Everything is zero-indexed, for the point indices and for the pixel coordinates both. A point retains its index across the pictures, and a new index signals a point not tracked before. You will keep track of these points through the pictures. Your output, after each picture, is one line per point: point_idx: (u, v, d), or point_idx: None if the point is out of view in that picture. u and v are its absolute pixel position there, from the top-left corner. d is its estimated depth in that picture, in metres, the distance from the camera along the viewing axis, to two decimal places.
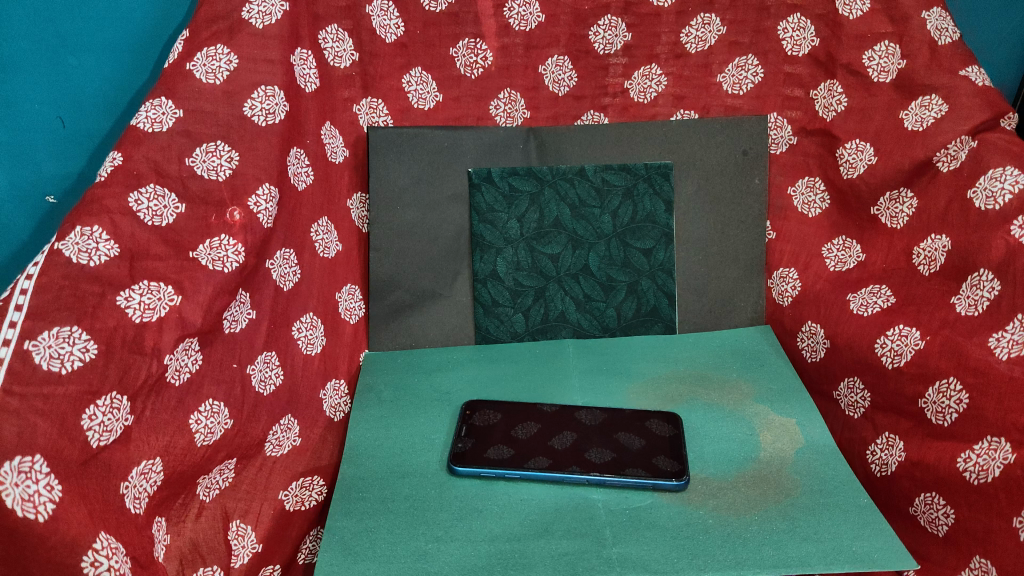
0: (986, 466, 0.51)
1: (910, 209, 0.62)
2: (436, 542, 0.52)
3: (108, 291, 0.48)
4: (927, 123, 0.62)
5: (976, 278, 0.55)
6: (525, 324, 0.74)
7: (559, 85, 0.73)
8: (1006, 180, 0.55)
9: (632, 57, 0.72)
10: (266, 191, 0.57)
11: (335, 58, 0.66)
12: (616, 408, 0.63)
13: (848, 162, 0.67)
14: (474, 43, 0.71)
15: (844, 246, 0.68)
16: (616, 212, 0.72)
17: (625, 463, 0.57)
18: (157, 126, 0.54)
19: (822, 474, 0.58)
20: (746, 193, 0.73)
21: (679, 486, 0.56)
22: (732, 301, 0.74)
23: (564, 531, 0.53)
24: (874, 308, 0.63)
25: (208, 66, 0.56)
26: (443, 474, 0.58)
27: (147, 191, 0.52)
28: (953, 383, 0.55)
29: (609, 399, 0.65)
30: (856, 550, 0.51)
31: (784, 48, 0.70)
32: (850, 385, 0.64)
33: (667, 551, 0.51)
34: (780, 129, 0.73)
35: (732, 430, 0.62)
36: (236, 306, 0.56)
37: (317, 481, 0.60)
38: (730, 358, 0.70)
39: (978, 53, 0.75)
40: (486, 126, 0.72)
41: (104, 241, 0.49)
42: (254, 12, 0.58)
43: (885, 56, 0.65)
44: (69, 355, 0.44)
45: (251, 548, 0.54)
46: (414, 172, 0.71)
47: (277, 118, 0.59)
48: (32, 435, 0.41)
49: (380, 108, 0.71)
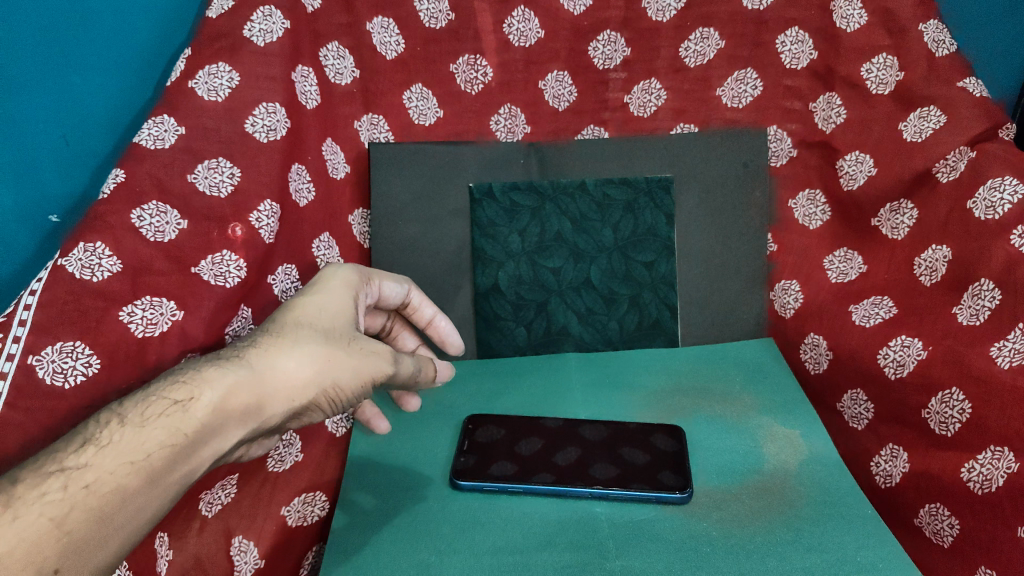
0: (990, 475, 0.51)
1: (910, 220, 0.62)
2: (438, 555, 0.52)
3: (111, 306, 0.48)
4: (926, 134, 0.62)
5: (977, 288, 0.55)
6: (527, 338, 0.73)
7: (559, 100, 0.74)
8: (1005, 190, 0.55)
9: (632, 72, 0.73)
10: (267, 207, 0.58)
11: (336, 75, 0.66)
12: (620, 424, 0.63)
13: (849, 173, 0.68)
14: (474, 59, 0.71)
15: (845, 258, 0.68)
16: (617, 226, 0.72)
17: (628, 477, 0.57)
18: (159, 144, 0.54)
19: (826, 484, 0.57)
20: (747, 205, 0.73)
21: (684, 499, 0.55)
22: (734, 314, 0.74)
23: (566, 544, 0.53)
24: (876, 319, 0.63)
25: (210, 84, 0.57)
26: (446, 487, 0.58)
27: (149, 207, 0.52)
28: (955, 393, 0.55)
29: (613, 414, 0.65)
30: (861, 561, 0.51)
31: (783, 61, 0.71)
32: (853, 398, 0.64)
33: (670, 564, 0.51)
34: (780, 142, 0.73)
35: (737, 443, 0.62)
36: (238, 322, 0.56)
37: (320, 496, 0.60)
38: (734, 369, 0.70)
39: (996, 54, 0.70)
40: (487, 141, 0.73)
41: (107, 257, 0.49)
42: (256, 30, 0.58)
43: (884, 68, 0.65)
44: (71, 370, 0.45)
45: (253, 563, 0.54)
46: (415, 187, 0.71)
47: (278, 135, 0.59)
48: (34, 448, 0.44)
49: (381, 124, 0.71)
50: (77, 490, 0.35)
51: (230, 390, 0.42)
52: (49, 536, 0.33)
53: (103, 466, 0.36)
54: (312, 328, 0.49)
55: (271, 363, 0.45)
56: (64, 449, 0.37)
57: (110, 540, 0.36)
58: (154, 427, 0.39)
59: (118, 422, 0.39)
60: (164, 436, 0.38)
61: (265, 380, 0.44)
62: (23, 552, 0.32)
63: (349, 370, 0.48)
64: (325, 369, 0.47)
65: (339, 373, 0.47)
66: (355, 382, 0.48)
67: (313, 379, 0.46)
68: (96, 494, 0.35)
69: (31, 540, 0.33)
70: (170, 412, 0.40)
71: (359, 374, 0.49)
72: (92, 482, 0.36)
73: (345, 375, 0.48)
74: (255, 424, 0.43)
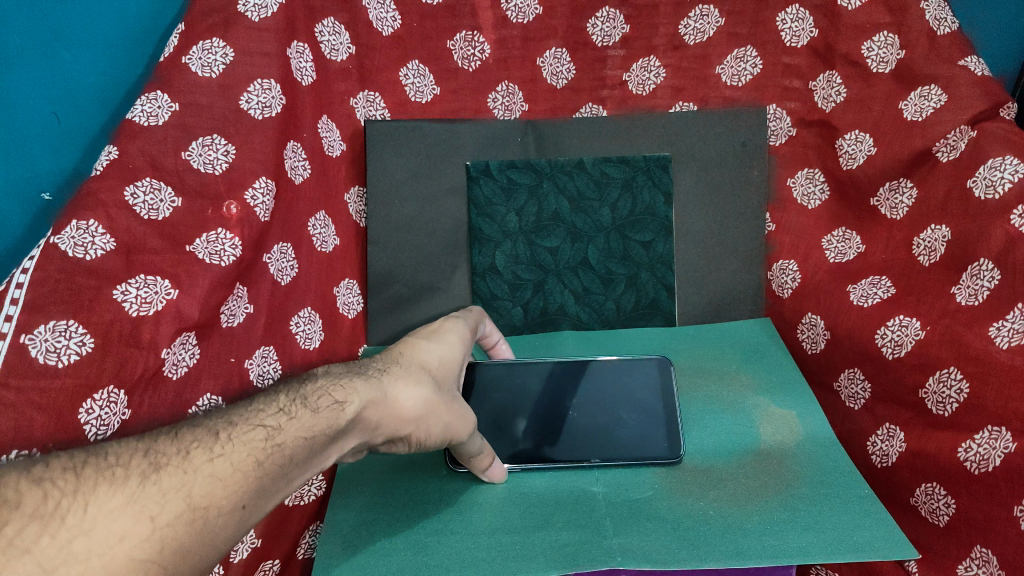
0: (987, 455, 0.51)
1: (909, 199, 0.62)
2: (437, 535, 0.53)
3: (105, 285, 0.48)
4: (926, 113, 0.62)
5: (976, 268, 0.55)
6: (524, 318, 0.72)
7: (558, 78, 0.73)
8: (1006, 169, 0.54)
9: (630, 49, 0.72)
10: (263, 183, 0.57)
11: (332, 51, 0.65)
12: (608, 376, 0.62)
13: (848, 153, 0.67)
14: (471, 36, 0.71)
15: (844, 238, 0.67)
16: (615, 205, 0.72)
17: (622, 444, 0.58)
18: (152, 120, 0.54)
19: (823, 465, 0.57)
20: (746, 184, 0.72)
21: (672, 462, 0.58)
22: (733, 294, 0.73)
23: (564, 523, 0.54)
24: (874, 299, 0.62)
25: (204, 60, 0.56)
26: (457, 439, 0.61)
27: (143, 184, 0.52)
28: (952, 372, 0.55)
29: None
30: (858, 540, 0.51)
31: (783, 39, 0.70)
32: (850, 377, 0.64)
33: (668, 543, 0.52)
34: (780, 120, 0.72)
35: (732, 423, 0.62)
36: (233, 300, 0.55)
37: (316, 476, 0.60)
38: (730, 349, 0.69)
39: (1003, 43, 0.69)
40: (484, 119, 0.72)
41: (100, 234, 0.49)
42: (250, 5, 0.57)
43: (884, 47, 0.64)
44: (65, 349, 0.45)
45: (249, 543, 0.54)
46: (412, 165, 0.71)
47: (274, 111, 0.58)
48: (27, 430, 0.43)
49: (377, 101, 0.70)
50: (270, 447, 0.38)
51: (375, 402, 0.43)
52: (247, 479, 0.36)
53: (286, 435, 0.39)
54: (440, 371, 0.49)
55: (402, 390, 0.45)
56: (262, 410, 0.40)
57: (278, 499, 0.38)
58: (322, 414, 0.40)
59: (298, 399, 0.41)
60: (329, 425, 0.40)
61: (396, 404, 0.44)
62: (228, 486, 0.35)
63: (454, 424, 0.48)
64: (436, 414, 0.46)
65: (440, 426, 0.47)
66: (445, 437, 0.48)
67: (423, 423, 0.46)
68: (282, 456, 0.38)
69: (234, 479, 0.36)
70: (334, 404, 0.41)
71: (456, 430, 0.48)
72: (279, 445, 0.38)
73: (442, 430, 0.47)
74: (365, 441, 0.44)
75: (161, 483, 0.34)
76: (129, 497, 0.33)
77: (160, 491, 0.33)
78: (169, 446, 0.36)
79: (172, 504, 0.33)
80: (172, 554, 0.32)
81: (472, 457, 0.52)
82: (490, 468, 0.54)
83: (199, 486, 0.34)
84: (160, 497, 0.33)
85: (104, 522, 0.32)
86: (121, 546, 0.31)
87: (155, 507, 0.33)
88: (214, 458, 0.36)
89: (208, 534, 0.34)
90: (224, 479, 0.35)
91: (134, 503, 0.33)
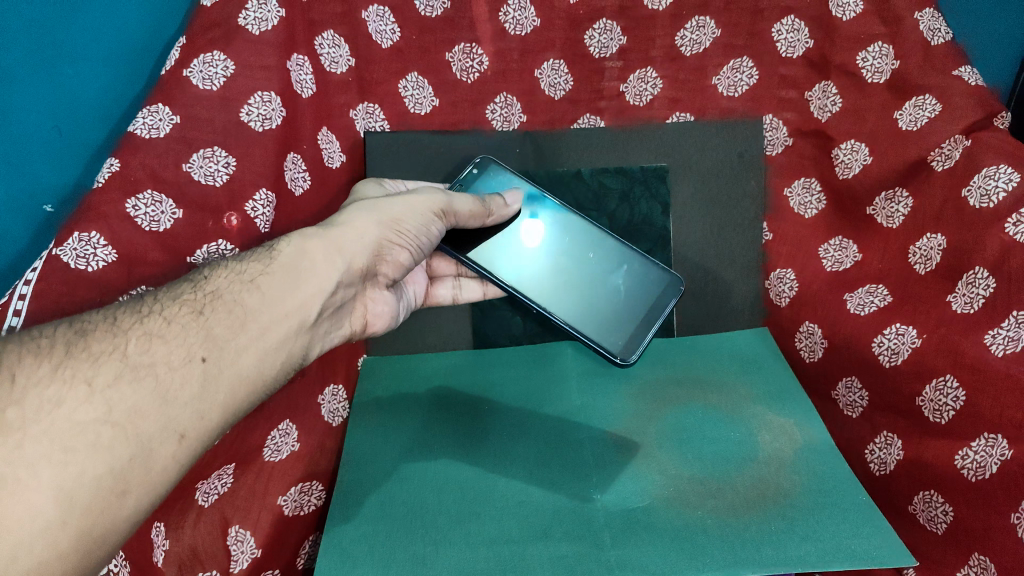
0: (983, 462, 0.52)
1: (905, 208, 0.62)
2: (435, 546, 0.53)
3: (106, 297, 0.50)
4: (921, 122, 0.62)
5: (971, 276, 0.55)
6: (523, 328, 0.73)
7: (555, 89, 0.74)
8: (1000, 179, 0.55)
9: (627, 61, 0.73)
10: (263, 195, 0.58)
11: (332, 64, 0.66)
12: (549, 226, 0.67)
13: (844, 162, 0.68)
14: (469, 48, 0.71)
15: (841, 247, 0.68)
16: (612, 215, 0.71)
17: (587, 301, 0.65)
18: (153, 133, 0.54)
19: (822, 473, 0.58)
20: (742, 194, 0.73)
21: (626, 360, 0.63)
22: (730, 303, 0.73)
23: (563, 534, 0.54)
24: (870, 308, 0.63)
25: (205, 73, 0.56)
26: (458, 451, 0.61)
27: (144, 197, 0.53)
28: (949, 380, 0.55)
29: (599, 415, 0.65)
30: (854, 548, 0.51)
31: (778, 50, 0.70)
32: (847, 385, 0.64)
33: (666, 553, 0.52)
34: (775, 130, 0.73)
35: (730, 432, 0.62)
36: None
37: (316, 486, 0.61)
38: (729, 360, 0.69)
39: (993, 50, 0.70)
40: (483, 130, 0.73)
41: (101, 246, 0.50)
42: (251, 19, 0.58)
43: (880, 57, 0.65)
44: None
45: (250, 552, 0.56)
46: (411, 176, 0.70)
47: (274, 124, 0.59)
48: None
49: (376, 113, 0.71)
50: (206, 296, 0.46)
51: (306, 239, 0.51)
52: (192, 326, 0.44)
53: (215, 284, 0.47)
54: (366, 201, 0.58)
55: (331, 227, 0.53)
56: (189, 278, 0.47)
57: (244, 330, 0.45)
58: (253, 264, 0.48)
59: (226, 266, 0.48)
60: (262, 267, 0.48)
61: (332, 235, 0.52)
62: (170, 342, 0.42)
63: (409, 207, 0.56)
64: (383, 212, 0.55)
65: (395, 223, 0.55)
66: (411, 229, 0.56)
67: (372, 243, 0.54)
68: (221, 301, 0.46)
69: (176, 328, 0.43)
70: (263, 256, 0.49)
71: (426, 209, 0.57)
72: (216, 294, 0.46)
73: (409, 218, 0.56)
74: (345, 262, 0.52)
75: (89, 347, 0.40)
76: (56, 365, 0.39)
77: (91, 355, 0.40)
78: (93, 318, 0.42)
79: (107, 366, 0.40)
80: (123, 410, 0.39)
81: (484, 213, 0.62)
82: (505, 201, 0.64)
83: (132, 347, 0.41)
84: (93, 361, 0.40)
85: (38, 390, 0.37)
86: (60, 411, 0.37)
87: (89, 372, 0.39)
88: (144, 320, 0.43)
89: (164, 379, 0.41)
90: (161, 331, 0.42)
91: (64, 370, 0.39)
